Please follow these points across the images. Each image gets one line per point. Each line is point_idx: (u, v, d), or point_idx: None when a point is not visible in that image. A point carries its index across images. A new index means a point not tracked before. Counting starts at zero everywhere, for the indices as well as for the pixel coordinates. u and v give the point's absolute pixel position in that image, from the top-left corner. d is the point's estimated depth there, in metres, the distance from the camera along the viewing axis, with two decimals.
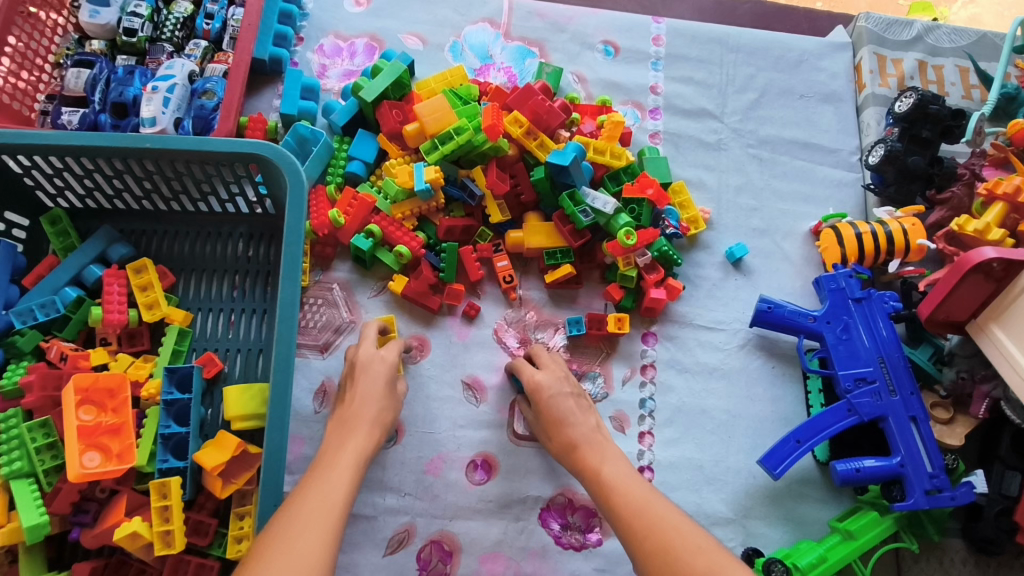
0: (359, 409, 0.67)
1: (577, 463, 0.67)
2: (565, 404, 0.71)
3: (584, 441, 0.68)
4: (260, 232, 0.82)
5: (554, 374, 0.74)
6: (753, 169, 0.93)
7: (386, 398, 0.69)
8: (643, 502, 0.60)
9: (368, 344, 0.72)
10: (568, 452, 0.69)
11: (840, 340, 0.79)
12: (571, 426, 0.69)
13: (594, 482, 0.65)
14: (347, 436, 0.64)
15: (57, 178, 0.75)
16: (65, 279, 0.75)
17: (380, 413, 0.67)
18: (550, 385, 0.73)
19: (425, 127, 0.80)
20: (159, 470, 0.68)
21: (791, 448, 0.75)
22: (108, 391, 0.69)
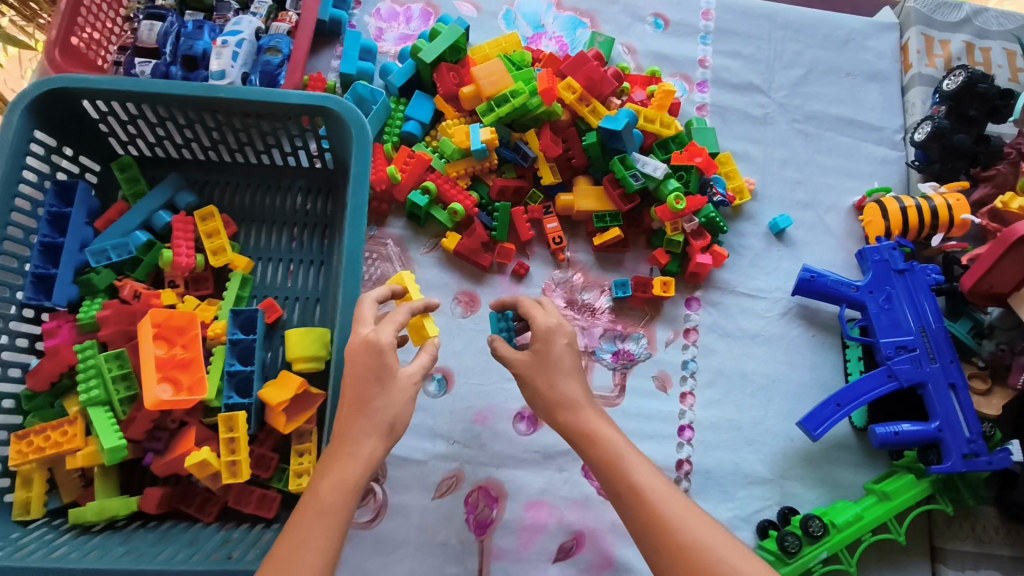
0: (352, 397, 0.59)
1: (580, 426, 0.62)
2: (571, 356, 0.65)
3: (586, 401, 0.63)
4: (318, 186, 0.85)
5: (562, 322, 0.66)
6: (798, 143, 0.95)
7: (390, 392, 0.59)
8: (670, 502, 0.54)
9: (360, 326, 0.61)
10: (566, 410, 0.62)
11: (882, 309, 0.81)
12: (571, 380, 0.63)
13: (609, 454, 0.59)
14: (343, 441, 0.57)
15: (131, 125, 0.78)
16: (135, 223, 0.78)
17: (382, 411, 0.58)
18: (556, 328, 0.65)
19: (482, 90, 0.82)
20: (226, 406, 0.71)
21: (831, 411, 0.77)
22: (177, 329, 0.72)
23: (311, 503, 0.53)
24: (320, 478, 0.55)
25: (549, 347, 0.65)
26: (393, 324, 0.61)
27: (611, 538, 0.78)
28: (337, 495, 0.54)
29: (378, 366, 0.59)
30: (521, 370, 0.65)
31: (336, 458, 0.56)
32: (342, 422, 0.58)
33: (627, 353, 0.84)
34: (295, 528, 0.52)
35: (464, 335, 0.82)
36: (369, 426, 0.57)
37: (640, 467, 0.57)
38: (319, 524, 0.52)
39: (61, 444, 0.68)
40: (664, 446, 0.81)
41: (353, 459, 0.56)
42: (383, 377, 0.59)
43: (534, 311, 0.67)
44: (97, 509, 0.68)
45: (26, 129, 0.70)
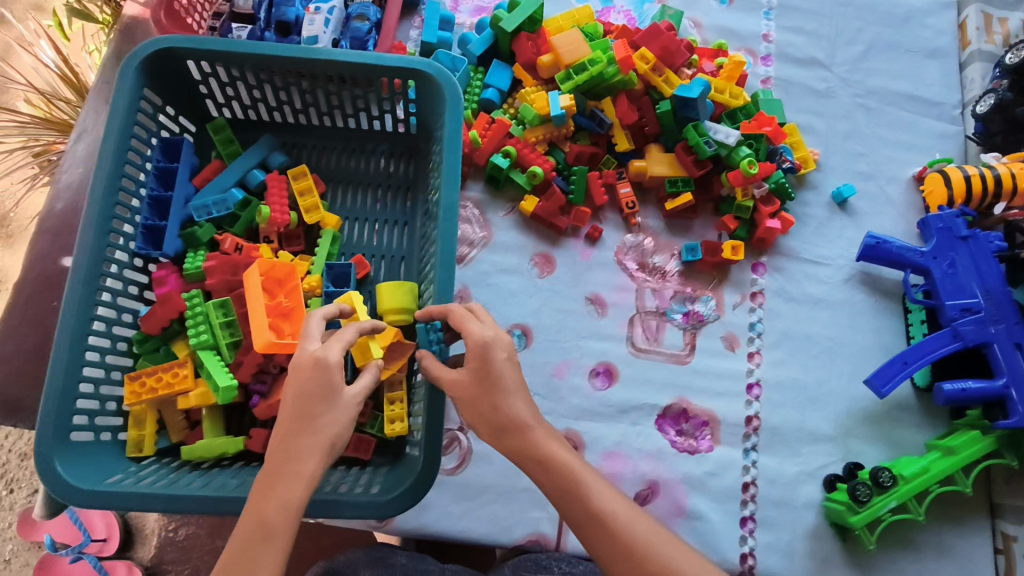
0: (293, 415, 0.56)
1: (528, 449, 0.58)
2: (513, 371, 0.60)
3: (533, 422, 0.59)
4: (401, 149, 0.88)
5: (499, 333, 0.61)
6: (860, 117, 0.97)
7: (336, 410, 0.56)
8: (631, 524, 0.53)
9: (309, 343, 0.59)
10: (514, 433, 0.58)
11: (947, 275, 0.83)
12: (517, 399, 0.59)
13: (564, 479, 0.56)
14: (284, 464, 0.54)
15: (229, 87, 0.81)
16: (231, 181, 0.81)
17: (324, 433, 0.55)
18: (494, 341, 0.60)
19: (561, 58, 0.85)
20: None
21: (898, 368, 0.80)
22: (275, 281, 0.75)
23: (256, 526, 0.52)
24: (265, 500, 0.53)
25: (487, 364, 0.60)
26: (342, 341, 0.59)
27: (682, 489, 0.81)
28: (285, 518, 0.52)
29: (325, 386, 0.56)
30: (463, 392, 0.60)
31: (276, 478, 0.54)
32: (282, 442, 0.55)
33: (697, 314, 0.87)
34: (237, 554, 0.50)
35: (541, 294, 0.86)
36: (312, 446, 0.55)
37: (598, 489, 0.55)
38: (265, 548, 0.51)
39: (172, 385, 0.72)
40: (733, 403, 0.84)
41: (298, 481, 0.54)
42: (329, 397, 0.56)
43: (469, 322, 0.62)
44: (208, 446, 0.72)
45: (136, 88, 0.73)
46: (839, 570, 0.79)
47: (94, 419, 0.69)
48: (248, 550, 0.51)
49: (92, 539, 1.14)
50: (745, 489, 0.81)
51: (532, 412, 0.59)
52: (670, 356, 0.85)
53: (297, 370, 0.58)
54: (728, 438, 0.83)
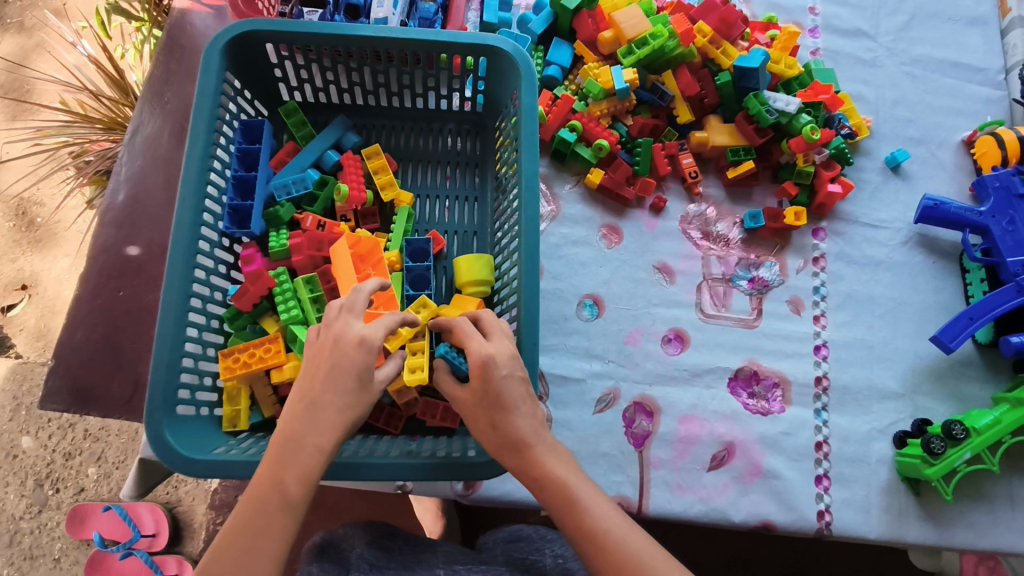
0: (319, 390, 0.56)
1: (527, 468, 0.58)
2: (514, 387, 0.59)
3: (535, 439, 0.58)
4: (467, 128, 0.91)
5: (499, 350, 0.60)
6: (908, 84, 0.99)
7: (363, 391, 0.57)
8: (629, 540, 0.53)
9: (353, 321, 0.59)
10: (514, 451, 0.58)
11: (1006, 231, 0.85)
12: (520, 416, 0.58)
13: (559, 498, 0.56)
14: (303, 437, 0.54)
15: (304, 70, 0.84)
16: (309, 161, 0.84)
17: (348, 411, 0.56)
18: (493, 359, 0.60)
19: (623, 34, 0.88)
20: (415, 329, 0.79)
21: (964, 324, 0.82)
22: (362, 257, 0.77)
23: (273, 494, 0.51)
24: (283, 469, 0.52)
25: (486, 383, 0.59)
26: (384, 324, 0.60)
27: (759, 449, 0.82)
28: (301, 488, 0.52)
29: (362, 367, 0.56)
30: (468, 409, 0.61)
31: (294, 449, 0.54)
32: (305, 415, 0.55)
33: (762, 280, 0.89)
34: (246, 522, 0.50)
35: (610, 264, 0.88)
36: (335, 421, 0.55)
37: (595, 507, 0.55)
38: (279, 516, 0.51)
39: (265, 360, 0.73)
40: (802, 364, 0.86)
41: (317, 455, 0.53)
42: (360, 379, 0.56)
43: (470, 340, 0.61)
44: None
45: (220, 70, 0.76)
46: (914, 523, 0.81)
47: (195, 394, 0.70)
48: (259, 516, 0.51)
49: (141, 534, 1.17)
50: (819, 448, 0.82)
51: (532, 432, 0.59)
52: (739, 320, 0.87)
53: (329, 348, 0.58)
54: (799, 399, 0.84)
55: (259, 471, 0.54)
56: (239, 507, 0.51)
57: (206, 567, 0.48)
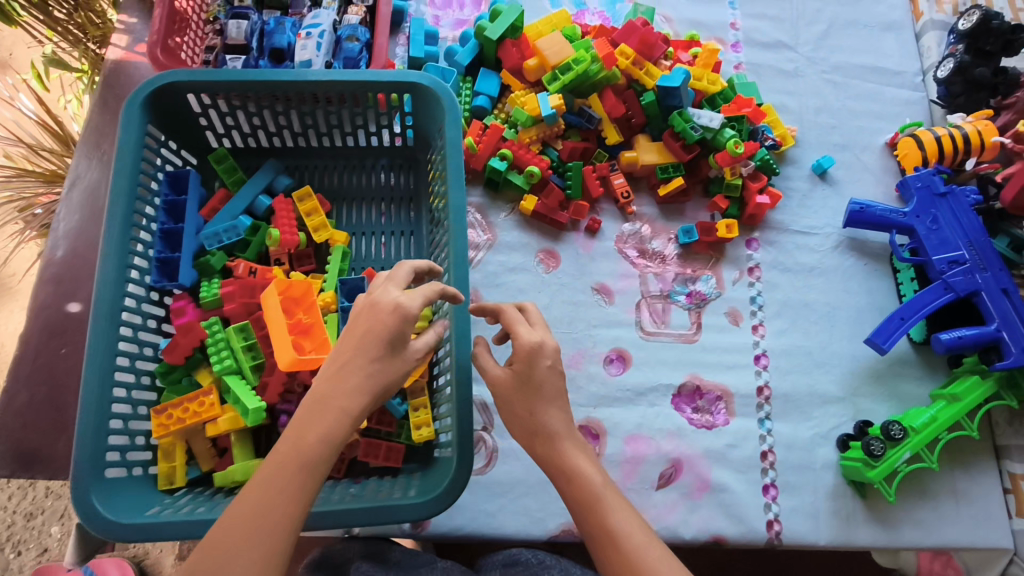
0: (350, 353, 0.54)
1: (554, 459, 0.58)
2: (555, 380, 0.60)
3: (566, 433, 0.59)
4: (400, 162, 0.90)
5: (546, 340, 0.60)
6: (829, 92, 1.02)
7: (395, 358, 0.55)
8: (649, 552, 0.52)
9: (391, 286, 0.56)
10: (545, 441, 0.58)
11: (930, 230, 0.87)
12: (555, 410, 0.59)
13: (585, 494, 0.55)
14: (329, 399, 0.52)
15: (229, 117, 0.84)
16: (240, 208, 0.83)
17: (376, 377, 0.54)
18: (539, 348, 0.60)
19: (547, 61, 0.89)
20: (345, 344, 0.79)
21: (896, 324, 0.84)
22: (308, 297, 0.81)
23: (293, 456, 0.50)
24: (305, 430, 0.51)
25: (529, 370, 0.60)
26: (423, 293, 0.56)
27: (706, 464, 0.82)
28: (322, 451, 0.51)
29: (395, 335, 0.54)
30: (502, 392, 0.61)
31: (320, 410, 0.52)
32: (334, 378, 0.53)
33: (699, 294, 0.90)
34: (263, 480, 0.49)
35: (548, 289, 0.88)
36: (363, 385, 0.53)
37: (620, 511, 0.54)
38: (298, 477, 0.49)
39: (200, 414, 0.72)
40: (744, 375, 0.87)
41: (341, 419, 0.52)
42: (391, 347, 0.54)
43: (519, 327, 0.61)
44: (244, 469, 0.70)
45: (141, 124, 0.75)
46: (862, 526, 0.82)
47: (125, 455, 0.69)
48: (278, 476, 0.49)
49: None
50: (764, 457, 0.83)
51: (565, 425, 0.59)
52: (679, 336, 0.88)
53: (365, 313, 0.55)
54: (742, 410, 0.85)
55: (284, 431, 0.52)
56: (262, 466, 0.50)
57: (222, 520, 0.48)
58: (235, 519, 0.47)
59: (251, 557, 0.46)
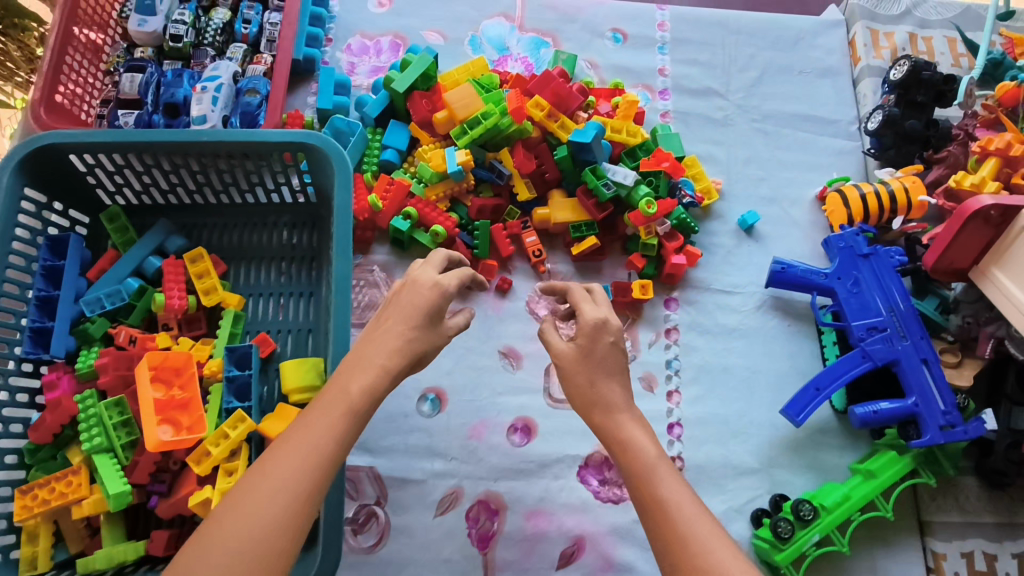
0: (393, 318, 0.59)
1: (612, 430, 0.58)
2: (616, 356, 0.61)
3: (625, 407, 0.59)
4: (303, 220, 0.87)
5: (611, 316, 0.63)
6: (759, 141, 0.99)
7: (431, 329, 0.60)
8: (697, 521, 0.50)
9: (429, 268, 0.63)
10: (603, 412, 0.59)
11: (851, 294, 0.84)
12: (616, 383, 0.60)
13: (640, 464, 0.55)
14: (370, 354, 0.56)
15: (118, 175, 0.80)
16: (127, 270, 0.80)
17: (412, 341, 0.58)
18: (604, 324, 0.62)
19: (455, 114, 0.85)
20: (226, 411, 0.75)
21: (812, 395, 0.80)
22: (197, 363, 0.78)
23: (338, 401, 0.53)
24: (349, 380, 0.55)
25: (594, 343, 0.61)
26: (458, 275, 0.63)
27: (610, 541, 0.78)
28: (364, 401, 0.54)
29: (433, 308, 0.60)
30: (565, 365, 0.62)
31: (361, 364, 0.56)
32: (375, 339, 0.58)
33: None
34: (307, 419, 0.52)
35: (451, 353, 0.85)
36: (402, 347, 0.57)
37: (672, 482, 0.53)
38: (339, 419, 0.52)
39: (66, 494, 0.69)
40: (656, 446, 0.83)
41: (382, 374, 0.56)
42: (429, 319, 0.60)
43: (584, 303, 0.64)
44: (106, 556, 0.67)
45: (16, 186, 0.71)
46: None
47: None
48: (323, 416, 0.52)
49: None
50: None
51: (626, 398, 0.60)
52: None
53: (406, 289, 0.61)
54: None
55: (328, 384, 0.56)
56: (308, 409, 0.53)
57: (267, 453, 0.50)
58: (278, 452, 0.49)
59: (288, 485, 0.47)
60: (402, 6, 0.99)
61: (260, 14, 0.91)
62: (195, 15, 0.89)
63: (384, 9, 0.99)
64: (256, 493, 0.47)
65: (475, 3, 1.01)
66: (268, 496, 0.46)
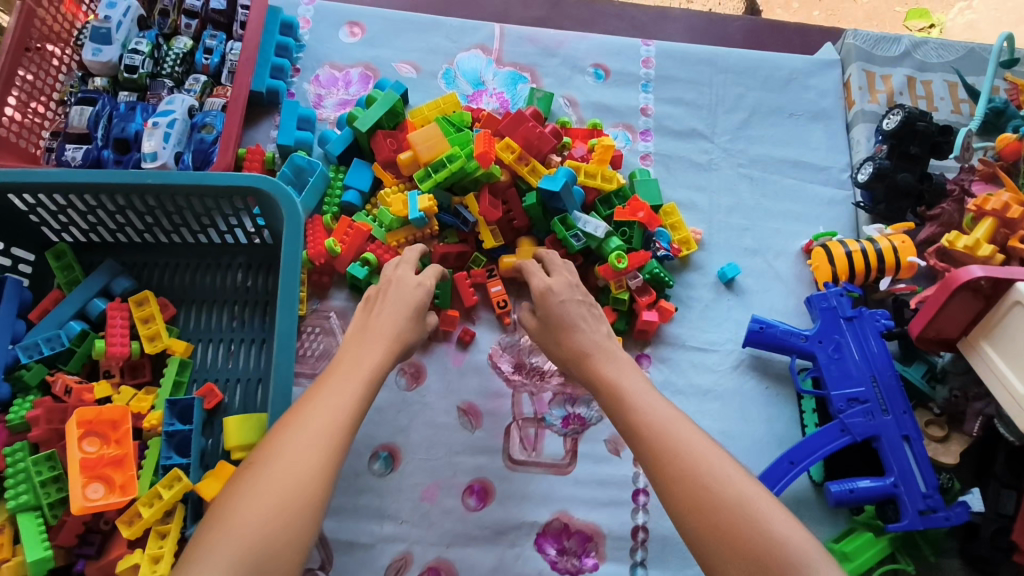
0: (388, 305, 0.71)
1: (589, 375, 0.67)
2: (570, 309, 0.71)
3: (594, 350, 0.68)
4: (258, 262, 0.83)
5: (552, 284, 0.73)
6: (744, 188, 0.94)
7: (418, 322, 0.72)
8: (674, 432, 0.57)
9: (403, 266, 0.75)
10: (578, 361, 0.68)
11: (832, 359, 0.79)
12: (581, 333, 0.69)
13: (616, 398, 0.63)
14: (366, 337, 0.67)
15: (62, 214, 0.76)
16: (69, 313, 0.77)
17: (401, 331, 0.69)
18: (547, 291, 0.73)
19: (419, 156, 0.81)
20: (163, 467, 0.71)
21: (785, 469, 0.75)
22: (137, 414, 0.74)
23: (353, 366, 0.64)
24: (361, 354, 0.65)
25: (546, 309, 0.72)
26: (432, 273, 0.76)
27: None
28: (376, 369, 0.64)
29: (420, 304, 0.72)
30: (537, 336, 0.74)
31: (364, 343, 0.67)
32: (367, 328, 0.69)
33: (577, 417, 0.82)
34: (331, 378, 0.62)
35: (408, 409, 0.81)
36: (396, 328, 0.69)
37: (645, 404, 0.61)
38: (352, 378, 0.62)
39: None
40: (619, 514, 0.78)
41: (387, 349, 0.67)
42: (418, 311, 0.72)
43: (533, 276, 0.75)
44: None
45: None
46: None
47: None
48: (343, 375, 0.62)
49: None
50: None
51: (595, 344, 0.68)
52: (551, 466, 0.80)
53: (391, 286, 0.73)
54: (613, 553, 0.77)
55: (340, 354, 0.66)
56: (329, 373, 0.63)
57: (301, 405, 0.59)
58: (308, 401, 0.59)
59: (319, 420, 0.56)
60: (375, 36, 0.95)
61: (223, 44, 0.87)
62: (154, 44, 0.85)
63: (356, 38, 0.95)
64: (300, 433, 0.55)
65: (452, 34, 0.97)
66: (314, 432, 0.55)
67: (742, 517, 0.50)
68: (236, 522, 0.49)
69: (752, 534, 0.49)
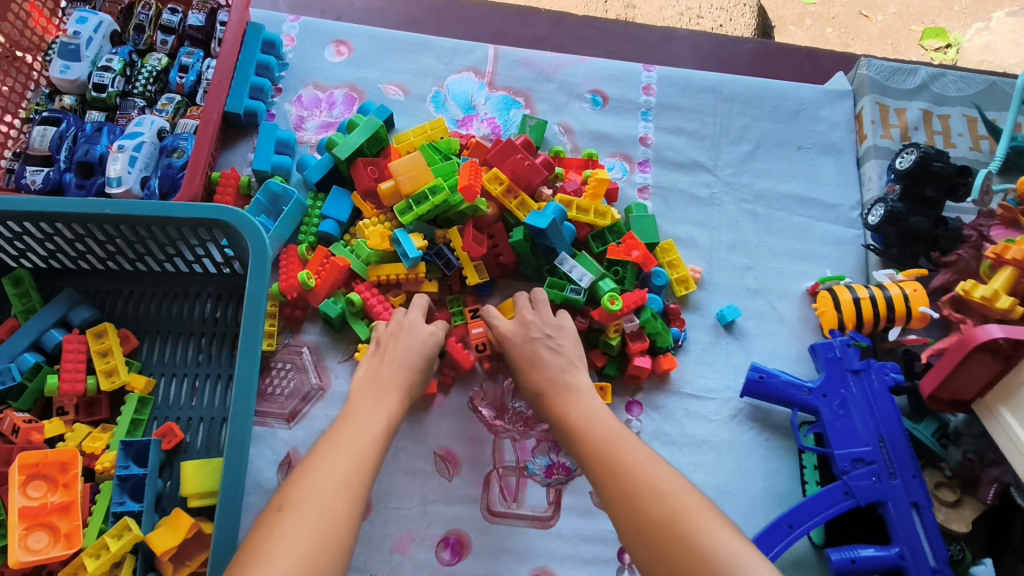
0: (401, 346, 0.71)
1: (547, 412, 0.69)
2: (524, 351, 0.72)
3: (549, 390, 0.69)
4: (228, 292, 0.78)
5: (518, 326, 0.74)
6: (747, 225, 0.89)
7: (427, 365, 0.71)
8: (624, 459, 0.58)
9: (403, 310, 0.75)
10: (537, 400, 0.70)
11: (837, 416, 0.74)
12: (535, 372, 0.71)
13: (575, 425, 0.65)
14: (378, 385, 0.67)
15: (19, 241, 0.72)
16: (23, 344, 0.72)
17: (412, 381, 0.69)
18: (507, 335, 0.73)
19: (400, 186, 0.76)
20: (114, 514, 0.65)
21: (783, 533, 0.69)
22: (90, 455, 0.69)
23: (361, 406, 0.64)
24: (378, 401, 0.65)
25: (506, 349, 0.73)
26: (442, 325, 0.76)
27: None
28: (390, 421, 0.64)
29: (430, 351, 0.72)
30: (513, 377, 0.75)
31: (369, 386, 0.67)
32: (379, 375, 0.68)
33: (561, 466, 0.77)
34: (344, 417, 0.63)
35: None
36: (411, 368, 0.70)
37: (600, 435, 0.62)
38: (366, 417, 0.63)
39: None
40: (603, 572, 0.73)
41: (400, 393, 0.68)
42: (428, 359, 0.72)
43: (494, 317, 0.76)
44: None
45: None
46: None
47: None
48: (356, 416, 0.63)
49: None
50: None
51: (548, 381, 0.70)
52: (532, 519, 0.74)
53: (402, 333, 0.72)
54: None
55: (353, 394, 0.67)
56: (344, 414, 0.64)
57: (318, 447, 0.59)
58: (328, 441, 0.59)
59: (341, 459, 0.57)
60: (362, 56, 0.91)
61: (199, 61, 0.84)
62: (127, 61, 0.82)
63: (343, 57, 0.91)
64: (325, 471, 0.55)
65: (443, 55, 0.93)
66: (336, 470, 0.55)
67: (669, 531, 0.51)
68: (272, 565, 0.47)
69: (678, 546, 0.50)
